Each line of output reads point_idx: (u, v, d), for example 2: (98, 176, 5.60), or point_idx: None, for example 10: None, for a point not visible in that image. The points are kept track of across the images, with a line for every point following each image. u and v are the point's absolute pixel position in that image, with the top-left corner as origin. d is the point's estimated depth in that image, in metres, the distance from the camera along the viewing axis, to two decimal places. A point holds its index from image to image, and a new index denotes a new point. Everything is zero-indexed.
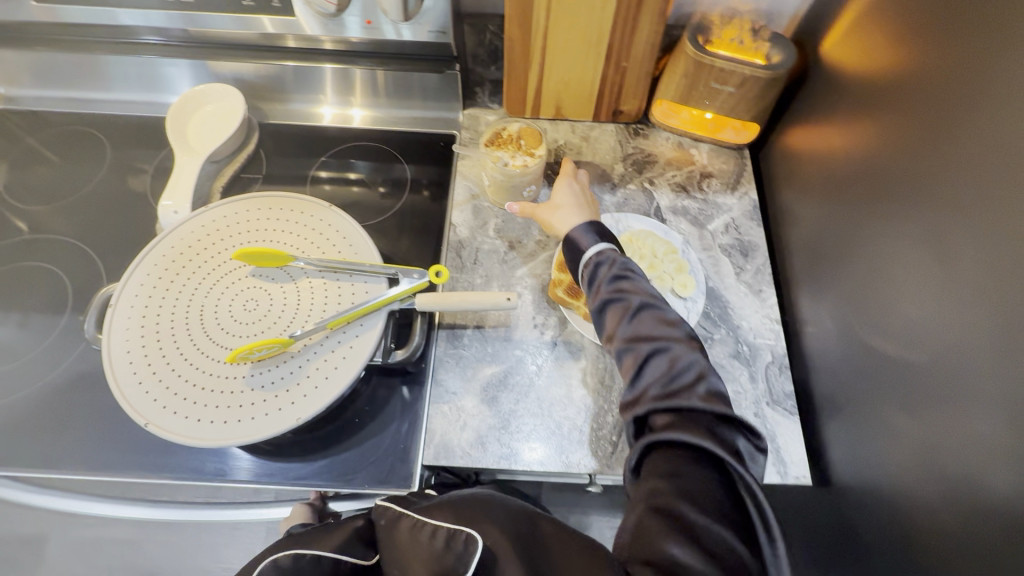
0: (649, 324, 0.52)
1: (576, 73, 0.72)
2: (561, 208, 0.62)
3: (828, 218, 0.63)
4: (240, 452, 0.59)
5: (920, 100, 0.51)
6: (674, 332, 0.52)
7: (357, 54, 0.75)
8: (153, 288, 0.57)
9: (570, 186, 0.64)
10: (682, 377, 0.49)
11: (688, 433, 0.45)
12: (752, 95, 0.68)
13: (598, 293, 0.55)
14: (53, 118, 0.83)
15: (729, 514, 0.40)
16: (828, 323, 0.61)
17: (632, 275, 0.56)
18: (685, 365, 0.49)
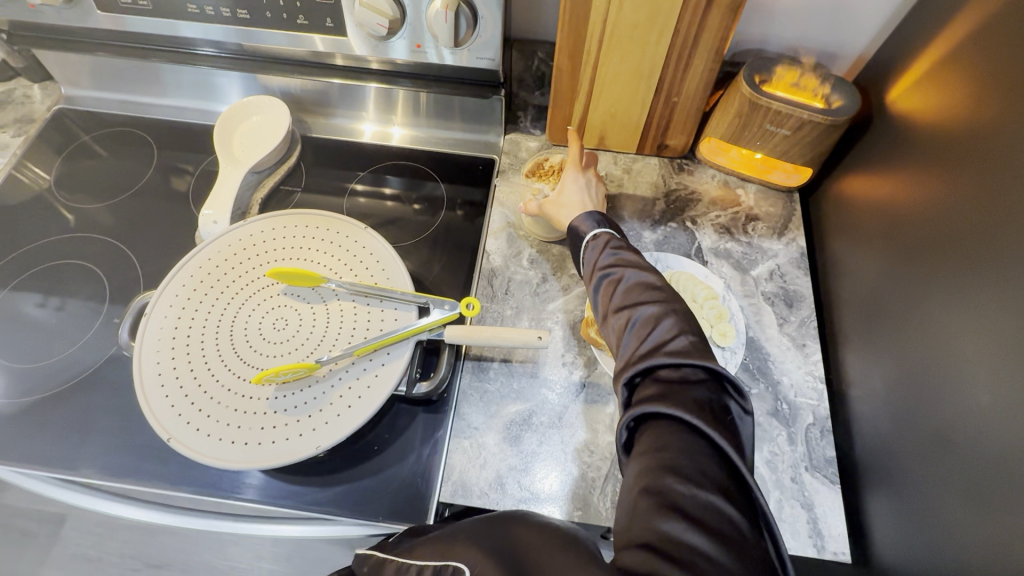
0: (637, 292, 0.50)
1: (624, 106, 0.70)
2: (567, 205, 0.63)
3: (885, 275, 0.60)
4: (258, 472, 0.58)
5: (1004, 160, 0.47)
6: (657, 293, 0.49)
7: (399, 75, 0.75)
8: (186, 300, 0.57)
9: (576, 180, 0.64)
10: (661, 337, 0.46)
11: (667, 404, 0.41)
12: (809, 140, 0.65)
13: (593, 274, 0.55)
14: (108, 118, 0.86)
15: (717, 478, 0.38)
16: (879, 389, 0.57)
17: (621, 252, 0.54)
18: (664, 323, 0.47)
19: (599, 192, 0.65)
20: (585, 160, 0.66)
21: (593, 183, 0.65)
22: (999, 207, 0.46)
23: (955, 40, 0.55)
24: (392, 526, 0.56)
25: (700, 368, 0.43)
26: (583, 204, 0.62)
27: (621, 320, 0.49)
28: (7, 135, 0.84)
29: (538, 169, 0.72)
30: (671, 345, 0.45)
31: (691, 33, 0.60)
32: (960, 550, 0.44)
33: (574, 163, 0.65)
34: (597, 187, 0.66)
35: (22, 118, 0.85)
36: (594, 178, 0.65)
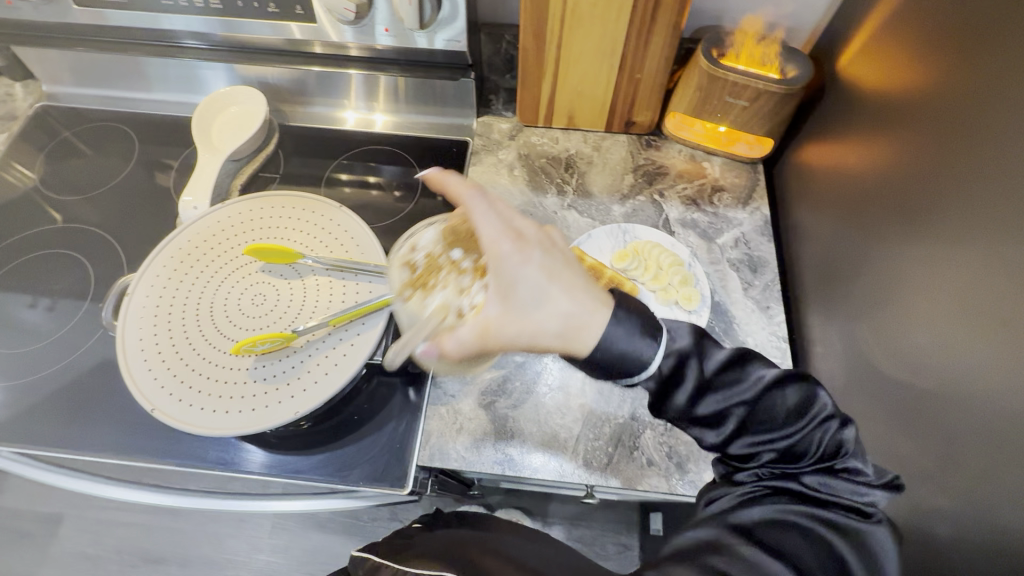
0: (766, 416, 0.44)
1: (589, 84, 0.72)
2: (534, 315, 0.43)
3: (840, 235, 0.62)
4: (250, 445, 0.60)
5: (938, 125, 0.50)
6: (803, 396, 0.44)
7: (384, 61, 0.77)
8: (167, 280, 0.59)
9: (528, 270, 0.43)
10: (818, 444, 0.44)
11: (792, 486, 0.43)
12: (766, 110, 0.67)
13: (686, 409, 0.44)
14: (90, 114, 0.88)
15: (805, 563, 0.38)
16: (836, 343, 0.60)
17: (729, 365, 0.45)
18: (827, 440, 0.43)
19: (562, 256, 0.45)
20: (513, 225, 0.44)
21: (547, 250, 0.44)
22: (933, 167, 0.49)
23: (895, 6, 0.58)
24: (374, 490, 0.58)
25: (843, 477, 0.43)
26: (559, 303, 0.42)
27: (775, 446, 0.44)
28: None
29: (415, 274, 0.55)
30: (832, 454, 0.44)
31: (648, 10, 0.62)
32: (909, 481, 0.47)
33: (502, 246, 0.43)
34: (555, 250, 0.45)
35: (6, 116, 0.87)
36: (542, 246, 0.44)
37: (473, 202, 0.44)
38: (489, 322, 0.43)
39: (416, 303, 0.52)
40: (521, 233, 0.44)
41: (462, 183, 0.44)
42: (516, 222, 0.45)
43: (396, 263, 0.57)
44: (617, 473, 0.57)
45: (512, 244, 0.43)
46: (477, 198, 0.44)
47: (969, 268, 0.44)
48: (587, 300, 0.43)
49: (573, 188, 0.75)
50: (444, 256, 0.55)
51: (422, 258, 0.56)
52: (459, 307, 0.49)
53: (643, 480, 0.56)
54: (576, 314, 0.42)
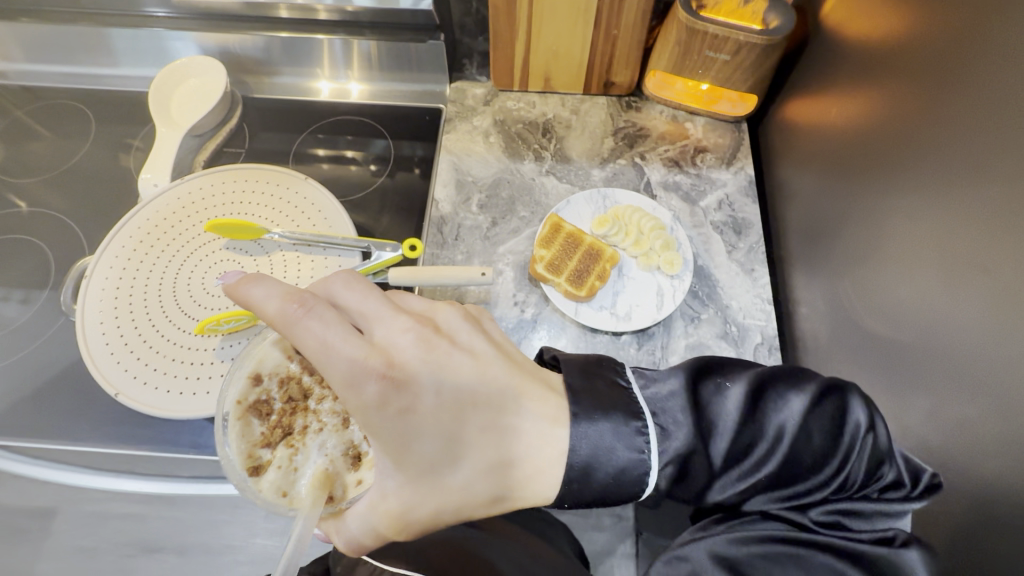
0: (789, 460, 0.41)
1: (564, 42, 0.68)
2: (448, 477, 0.41)
3: (823, 192, 0.60)
4: None
5: (926, 69, 0.47)
6: (830, 427, 0.41)
7: (361, 25, 0.74)
8: (127, 260, 0.56)
9: (418, 411, 0.40)
10: (854, 476, 0.40)
11: (801, 515, 0.41)
12: (748, 64, 0.65)
13: (703, 476, 0.42)
14: (44, 92, 0.83)
15: None
16: (820, 303, 0.58)
17: (739, 418, 0.42)
18: (861, 464, 0.40)
19: (469, 369, 0.42)
20: (382, 357, 0.40)
21: (437, 367, 0.42)
22: (919, 115, 0.47)
23: None
24: None
25: (872, 500, 0.40)
26: (482, 453, 0.42)
27: (809, 500, 0.41)
28: None
29: (267, 433, 0.44)
30: (867, 481, 0.40)
31: None
32: None
33: (367, 390, 0.39)
34: (453, 362, 0.42)
35: None
36: (423, 368, 0.41)
37: (307, 332, 0.39)
38: (390, 498, 0.40)
39: (280, 473, 0.42)
40: (391, 360, 0.40)
41: (275, 307, 0.39)
42: (384, 348, 0.41)
43: (234, 420, 0.43)
44: None
45: (381, 382, 0.39)
46: (313, 328, 0.39)
47: (951, 221, 0.42)
48: (533, 431, 0.42)
49: (552, 153, 0.72)
50: (299, 386, 0.45)
51: (275, 389, 0.45)
52: (350, 452, 0.44)
53: None
54: (519, 460, 0.42)
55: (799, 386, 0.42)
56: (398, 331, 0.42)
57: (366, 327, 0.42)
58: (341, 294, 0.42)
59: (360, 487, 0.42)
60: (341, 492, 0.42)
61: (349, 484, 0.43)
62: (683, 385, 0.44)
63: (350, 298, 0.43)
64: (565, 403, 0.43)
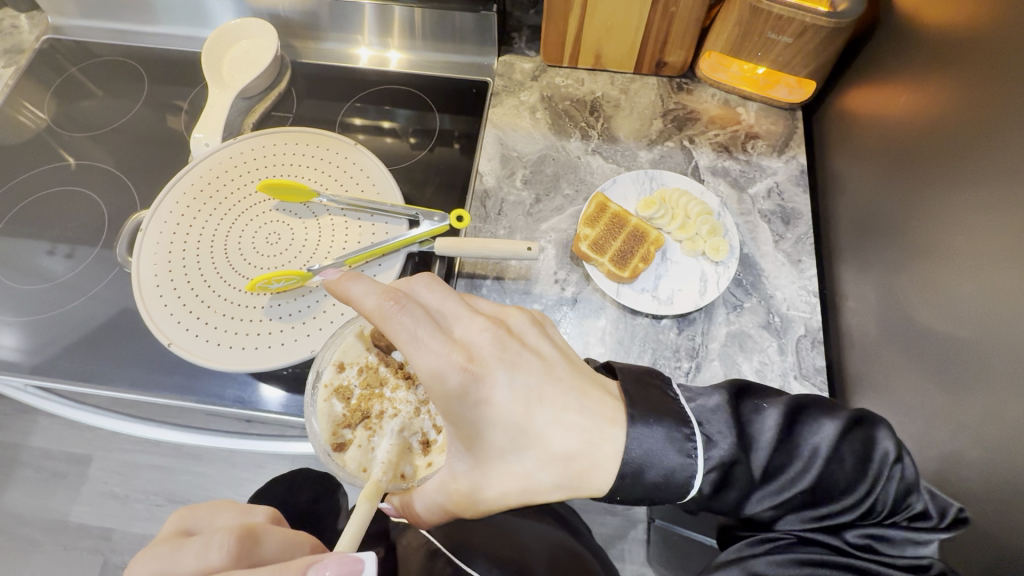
0: (826, 480, 0.41)
1: (619, 19, 0.67)
2: (515, 463, 0.41)
3: (879, 188, 0.58)
4: (271, 389, 0.61)
5: (998, 71, 0.45)
6: (858, 450, 0.41)
7: None
8: (181, 217, 0.57)
9: (493, 404, 0.41)
10: (883, 500, 0.41)
11: (835, 538, 0.41)
12: (812, 47, 0.62)
13: (740, 491, 0.42)
14: (96, 48, 0.84)
15: None
16: (870, 299, 0.57)
17: (776, 437, 0.42)
18: (891, 489, 0.41)
19: (538, 370, 0.42)
20: (463, 350, 0.41)
21: (510, 365, 0.42)
22: (992, 123, 0.45)
23: None
24: None
25: (904, 527, 0.41)
26: (545, 446, 0.41)
27: (841, 518, 0.41)
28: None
29: (348, 416, 0.47)
30: (894, 508, 0.41)
31: None
32: (941, 434, 0.46)
33: (451, 380, 0.40)
34: (524, 363, 0.42)
35: (12, 49, 0.84)
36: (503, 364, 0.41)
37: (401, 327, 0.39)
38: (460, 479, 0.42)
39: (360, 451, 0.45)
40: (471, 356, 0.41)
41: (373, 298, 0.39)
42: (464, 344, 0.41)
43: (319, 400, 0.48)
44: None
45: (463, 376, 0.40)
46: (406, 323, 0.39)
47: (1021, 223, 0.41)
48: (590, 428, 0.41)
49: (598, 132, 0.71)
50: (377, 376, 0.49)
51: (353, 376, 0.49)
52: (420, 438, 0.47)
53: None
54: (576, 453, 0.41)
55: (832, 413, 0.42)
56: (476, 327, 0.42)
57: (444, 323, 0.42)
58: (424, 290, 0.43)
59: (430, 468, 0.45)
60: (411, 472, 0.45)
61: (419, 465, 0.46)
62: (724, 399, 0.43)
63: (430, 298, 0.43)
64: (622, 406, 0.43)
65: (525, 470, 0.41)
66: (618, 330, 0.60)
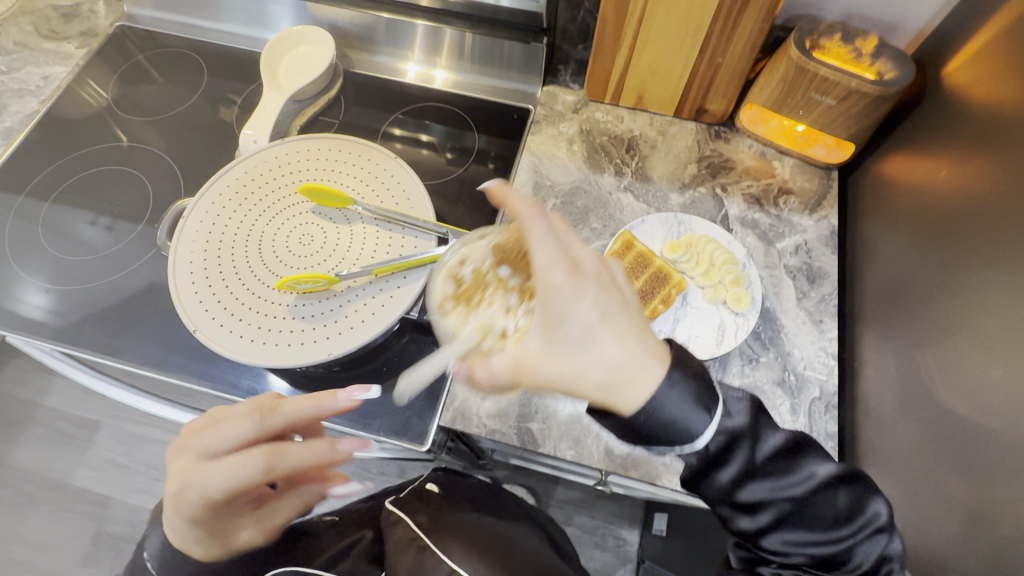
0: (816, 515, 0.42)
1: (665, 64, 0.68)
2: (579, 359, 0.40)
3: (912, 258, 0.58)
4: (279, 382, 0.62)
5: None
6: (852, 512, 0.41)
7: (451, 15, 0.77)
8: (222, 209, 0.60)
9: (579, 303, 0.40)
10: (861, 555, 0.41)
11: None
12: (854, 112, 0.63)
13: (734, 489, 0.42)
14: (164, 39, 0.89)
15: None
16: (892, 371, 0.56)
17: (777, 454, 0.42)
18: (866, 548, 0.41)
19: (619, 298, 0.42)
20: (570, 253, 0.41)
21: (604, 286, 0.42)
22: None
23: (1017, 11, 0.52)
24: (393, 442, 0.59)
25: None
26: (606, 355, 0.40)
27: (817, 550, 0.42)
28: (72, 47, 0.88)
29: (461, 289, 0.50)
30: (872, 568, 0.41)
31: None
32: (950, 522, 0.44)
33: (556, 276, 0.40)
34: (610, 286, 0.42)
35: (88, 31, 0.89)
36: (605, 279, 0.41)
37: (535, 224, 0.41)
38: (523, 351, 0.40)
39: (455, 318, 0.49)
40: (579, 263, 0.41)
41: (525, 200, 0.42)
42: (574, 251, 0.42)
43: (441, 273, 0.53)
44: (638, 466, 0.56)
45: (566, 272, 0.40)
46: (538, 218, 0.41)
47: None
48: (641, 358, 0.41)
49: (632, 170, 0.72)
50: (490, 272, 0.50)
51: (468, 271, 0.52)
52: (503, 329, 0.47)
53: (664, 476, 0.55)
54: (626, 370, 0.40)
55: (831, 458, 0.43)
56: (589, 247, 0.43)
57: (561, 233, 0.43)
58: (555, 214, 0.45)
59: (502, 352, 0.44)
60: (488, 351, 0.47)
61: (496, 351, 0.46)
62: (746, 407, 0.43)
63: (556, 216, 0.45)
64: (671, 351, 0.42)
65: (574, 368, 0.40)
66: None
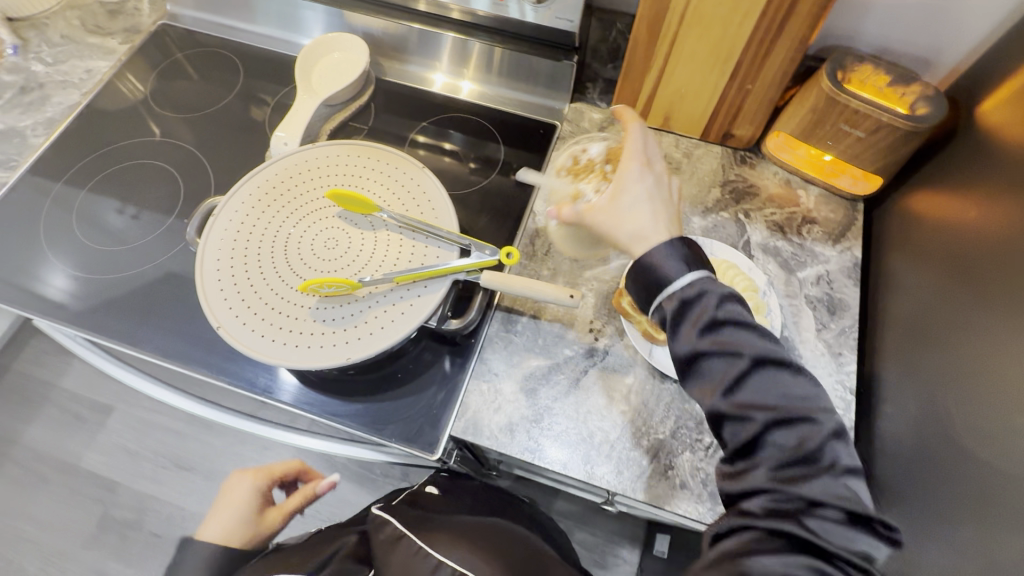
0: (764, 390, 0.42)
1: (694, 87, 0.69)
2: (625, 214, 0.57)
3: (938, 295, 0.57)
4: (288, 377, 0.63)
5: None
6: (802, 408, 0.41)
7: (480, 29, 0.78)
8: (251, 209, 0.61)
9: (642, 182, 0.58)
10: (815, 452, 0.40)
11: (795, 526, 0.38)
12: (883, 145, 0.63)
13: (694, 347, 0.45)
14: (203, 39, 0.91)
15: None
16: (912, 409, 0.55)
17: (744, 321, 0.44)
18: (816, 437, 0.40)
19: (667, 195, 0.59)
20: (649, 157, 0.61)
21: (661, 183, 0.59)
22: None
23: None
24: (404, 449, 0.59)
25: (844, 510, 0.38)
26: (645, 215, 0.56)
27: (768, 420, 0.41)
28: (115, 43, 0.90)
29: (574, 166, 0.68)
30: (822, 462, 0.40)
31: (776, 18, 0.58)
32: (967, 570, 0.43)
33: (635, 164, 0.59)
34: (666, 187, 0.59)
35: (131, 29, 0.92)
36: (664, 177, 0.58)
37: (635, 138, 0.61)
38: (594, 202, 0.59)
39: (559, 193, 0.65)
40: (652, 164, 0.60)
41: (636, 122, 0.62)
42: (653, 158, 0.61)
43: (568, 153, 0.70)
44: (647, 489, 0.55)
45: (642, 166, 0.59)
46: (637, 137, 0.61)
47: None
48: (664, 228, 0.55)
49: None
50: (598, 164, 0.65)
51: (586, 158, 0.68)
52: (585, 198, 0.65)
53: (673, 502, 0.55)
54: (648, 234, 0.55)
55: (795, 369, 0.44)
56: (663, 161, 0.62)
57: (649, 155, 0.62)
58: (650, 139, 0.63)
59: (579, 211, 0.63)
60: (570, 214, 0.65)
61: None
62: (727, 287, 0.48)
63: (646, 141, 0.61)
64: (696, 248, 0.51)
65: (616, 223, 0.57)
66: (644, 391, 0.60)
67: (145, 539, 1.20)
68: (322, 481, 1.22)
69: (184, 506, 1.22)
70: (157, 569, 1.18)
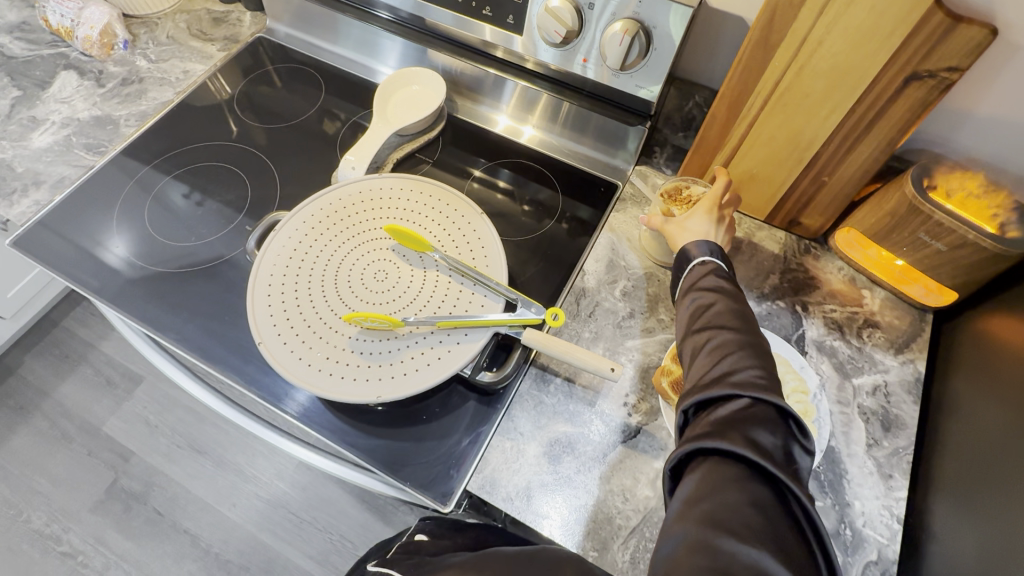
0: (718, 315, 0.49)
1: (766, 171, 0.67)
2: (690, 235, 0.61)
3: (1004, 423, 0.51)
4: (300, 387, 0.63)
5: None
6: (737, 329, 0.48)
7: (554, 83, 0.78)
8: (310, 230, 0.63)
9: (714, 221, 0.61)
10: (742, 369, 0.44)
11: (737, 444, 0.40)
12: (965, 262, 0.59)
13: (685, 293, 0.54)
14: (292, 53, 0.96)
15: (766, 535, 0.36)
16: (967, 548, 0.48)
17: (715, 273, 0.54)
18: (745, 350, 0.46)
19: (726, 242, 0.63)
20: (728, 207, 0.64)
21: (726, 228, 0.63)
22: None
23: None
24: (417, 495, 0.57)
25: (770, 405, 0.42)
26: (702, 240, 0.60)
27: (712, 339, 0.48)
28: (214, 48, 0.96)
29: (677, 193, 0.68)
30: (751, 379, 0.44)
31: (866, 116, 0.56)
32: None
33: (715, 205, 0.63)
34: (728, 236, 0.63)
35: (230, 37, 0.97)
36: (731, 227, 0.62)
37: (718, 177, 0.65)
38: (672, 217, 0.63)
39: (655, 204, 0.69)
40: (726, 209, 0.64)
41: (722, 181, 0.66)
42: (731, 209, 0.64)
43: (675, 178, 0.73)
44: None
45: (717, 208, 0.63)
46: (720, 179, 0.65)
47: None
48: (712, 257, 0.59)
49: None
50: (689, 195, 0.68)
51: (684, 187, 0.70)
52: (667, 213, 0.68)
53: None
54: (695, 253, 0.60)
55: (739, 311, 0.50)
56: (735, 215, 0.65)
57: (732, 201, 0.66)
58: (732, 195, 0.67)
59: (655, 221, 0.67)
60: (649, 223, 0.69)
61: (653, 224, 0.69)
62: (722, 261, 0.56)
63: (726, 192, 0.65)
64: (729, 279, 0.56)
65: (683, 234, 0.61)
66: None
67: (147, 514, 1.22)
68: (325, 489, 1.23)
69: (191, 490, 1.24)
70: (155, 549, 1.19)
